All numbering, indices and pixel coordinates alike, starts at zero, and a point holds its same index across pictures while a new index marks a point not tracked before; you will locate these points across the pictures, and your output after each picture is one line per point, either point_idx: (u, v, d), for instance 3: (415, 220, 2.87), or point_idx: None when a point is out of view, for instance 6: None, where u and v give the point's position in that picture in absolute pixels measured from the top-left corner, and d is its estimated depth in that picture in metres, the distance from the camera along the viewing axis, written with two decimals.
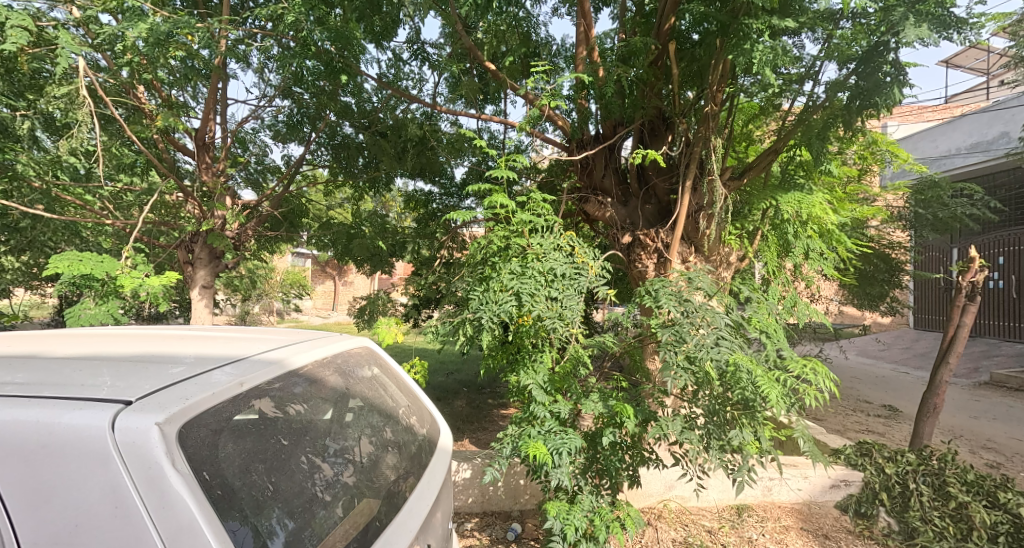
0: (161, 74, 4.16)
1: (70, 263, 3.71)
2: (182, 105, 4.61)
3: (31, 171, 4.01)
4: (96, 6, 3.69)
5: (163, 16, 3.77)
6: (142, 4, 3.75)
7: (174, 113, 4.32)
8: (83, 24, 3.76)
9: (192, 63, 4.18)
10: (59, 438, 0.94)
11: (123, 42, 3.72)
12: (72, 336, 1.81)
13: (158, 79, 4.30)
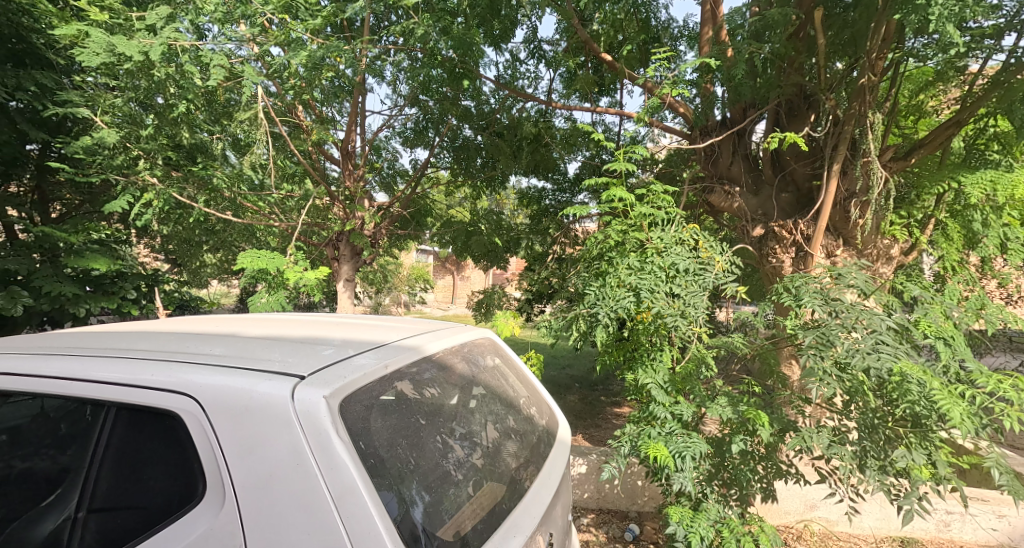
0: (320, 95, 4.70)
1: (252, 259, 4.40)
2: (332, 120, 5.23)
3: (224, 184, 4.85)
4: (268, 40, 4.31)
5: (318, 42, 4.29)
6: (303, 35, 4.28)
7: (326, 128, 4.92)
8: (260, 58, 4.41)
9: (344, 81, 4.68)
10: (250, 403, 1.14)
11: (287, 68, 4.31)
12: (251, 320, 2.16)
13: (313, 99, 4.91)
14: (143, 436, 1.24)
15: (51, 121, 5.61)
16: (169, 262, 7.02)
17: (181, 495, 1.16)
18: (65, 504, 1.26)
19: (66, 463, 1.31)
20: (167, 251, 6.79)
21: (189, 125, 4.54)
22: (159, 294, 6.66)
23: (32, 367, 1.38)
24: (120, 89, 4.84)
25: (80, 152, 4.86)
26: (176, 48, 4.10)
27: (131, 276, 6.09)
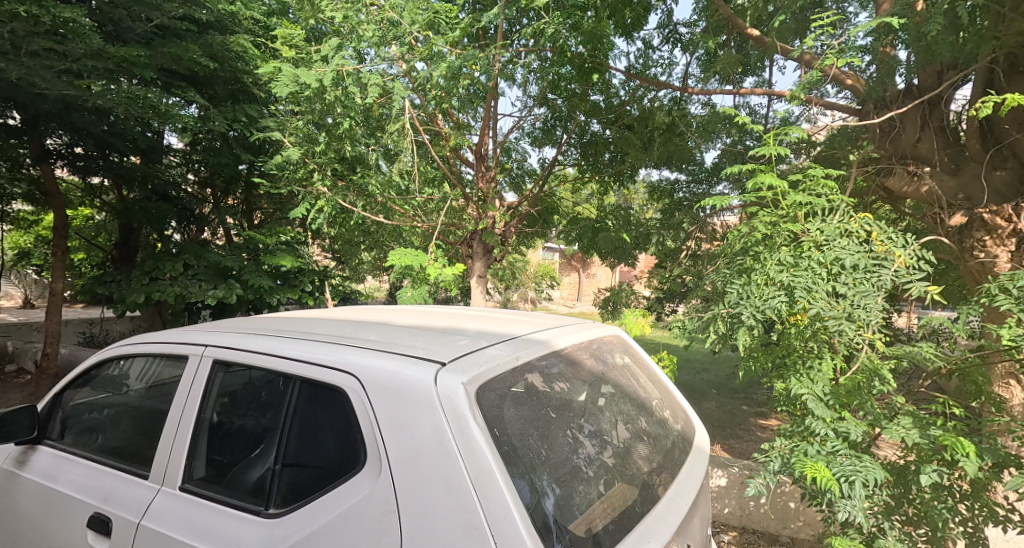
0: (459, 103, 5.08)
1: (400, 256, 4.83)
2: (467, 125, 5.55)
3: (378, 191, 5.36)
4: (414, 55, 4.68)
5: (457, 54, 4.53)
6: (442, 48, 4.55)
7: (462, 133, 5.25)
8: (408, 73, 4.79)
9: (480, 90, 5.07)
10: (400, 384, 1.23)
11: (430, 81, 4.65)
12: (398, 312, 2.36)
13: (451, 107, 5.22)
14: (318, 408, 1.41)
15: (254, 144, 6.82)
16: (335, 260, 8.03)
17: (345, 462, 1.29)
18: (263, 459, 1.49)
19: (265, 425, 1.55)
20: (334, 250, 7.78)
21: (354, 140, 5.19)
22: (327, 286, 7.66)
23: (242, 344, 1.66)
24: (303, 113, 5.68)
25: (274, 168, 5.81)
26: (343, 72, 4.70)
27: (309, 272, 7.16)
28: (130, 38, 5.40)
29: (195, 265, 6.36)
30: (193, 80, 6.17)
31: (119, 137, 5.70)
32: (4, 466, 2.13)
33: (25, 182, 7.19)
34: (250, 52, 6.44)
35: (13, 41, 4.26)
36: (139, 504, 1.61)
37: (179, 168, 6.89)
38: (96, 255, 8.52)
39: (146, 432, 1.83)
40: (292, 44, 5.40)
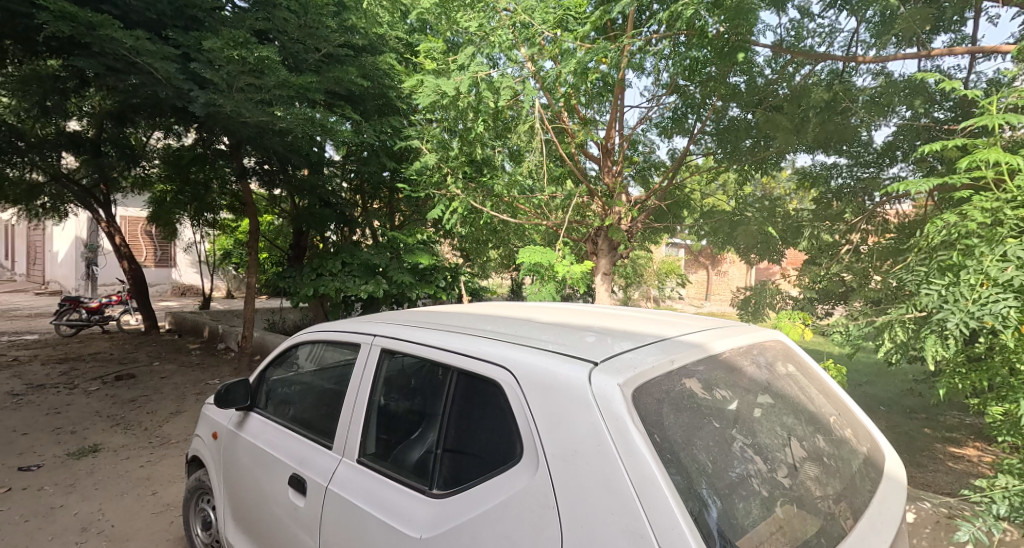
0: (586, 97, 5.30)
1: (530, 253, 4.97)
2: (594, 120, 5.50)
3: (503, 191, 5.63)
4: (544, 54, 4.73)
5: (586, 48, 4.48)
6: (572, 43, 4.56)
7: (588, 129, 5.20)
8: (536, 74, 4.87)
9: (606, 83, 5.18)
10: (555, 381, 1.25)
11: (558, 79, 4.73)
12: (542, 310, 2.42)
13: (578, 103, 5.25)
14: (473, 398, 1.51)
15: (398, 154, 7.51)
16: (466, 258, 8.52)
17: (501, 452, 1.35)
18: (428, 441, 1.61)
19: (427, 410, 1.69)
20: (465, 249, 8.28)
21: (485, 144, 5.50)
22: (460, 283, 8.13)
23: (405, 335, 1.84)
24: (439, 121, 6.08)
25: (414, 174, 6.33)
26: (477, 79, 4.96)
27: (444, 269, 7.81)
28: (305, 68, 6.22)
29: (351, 263, 7.35)
30: (351, 99, 6.96)
31: (294, 153, 6.63)
32: (228, 427, 2.61)
33: (232, 195, 8.87)
34: (395, 70, 7.07)
35: (227, 80, 5.20)
36: (326, 470, 1.86)
37: (338, 179, 7.82)
38: (277, 255, 10.06)
39: (330, 407, 2.11)
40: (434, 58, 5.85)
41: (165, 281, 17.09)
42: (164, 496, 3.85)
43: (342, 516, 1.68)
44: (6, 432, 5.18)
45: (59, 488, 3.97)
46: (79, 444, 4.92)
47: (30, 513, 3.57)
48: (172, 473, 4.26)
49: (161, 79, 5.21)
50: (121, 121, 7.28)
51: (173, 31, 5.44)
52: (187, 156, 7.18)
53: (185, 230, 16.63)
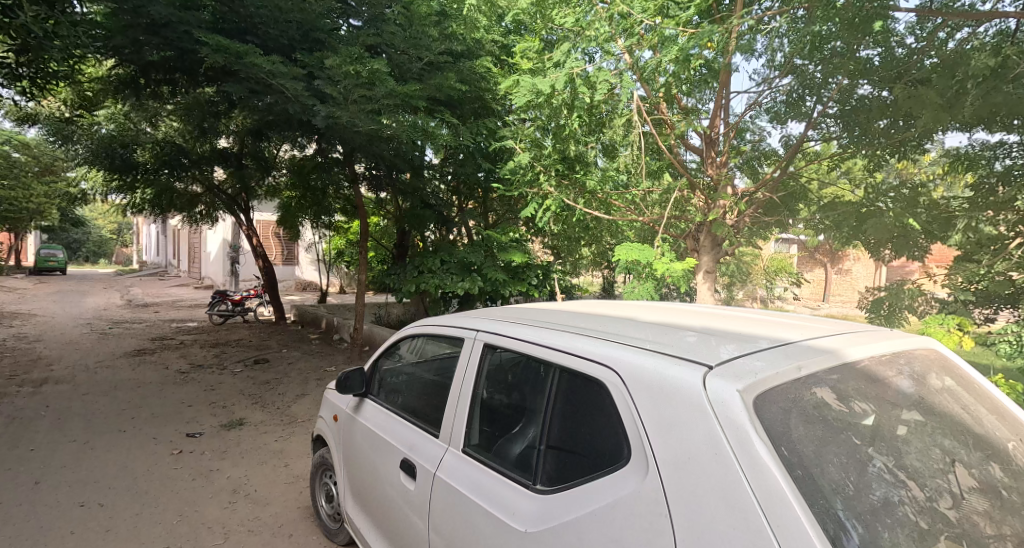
0: (688, 86, 4.99)
1: (629, 251, 4.85)
2: (696, 109, 5.28)
3: (596, 186, 5.56)
4: (643, 43, 4.56)
5: (689, 34, 4.26)
6: (673, 30, 4.36)
7: (689, 119, 4.95)
8: (635, 66, 4.72)
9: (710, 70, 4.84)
10: (665, 384, 1.20)
11: (657, 69, 4.54)
12: (647, 309, 2.33)
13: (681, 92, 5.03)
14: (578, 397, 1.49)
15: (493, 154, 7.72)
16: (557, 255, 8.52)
17: (607, 454, 1.33)
18: (531, 437, 1.63)
19: (529, 407, 1.71)
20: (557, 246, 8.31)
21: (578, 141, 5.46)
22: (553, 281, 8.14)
23: (508, 331, 1.88)
24: (532, 120, 6.12)
25: (508, 174, 6.42)
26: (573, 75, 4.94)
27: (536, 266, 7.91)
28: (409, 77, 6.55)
29: (450, 261, 7.64)
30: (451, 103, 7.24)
31: (399, 158, 7.02)
32: (347, 410, 2.85)
33: (344, 199, 9.65)
34: (492, 72, 7.25)
35: (344, 93, 5.65)
36: (434, 457, 1.95)
37: (437, 181, 8.17)
38: (384, 254, 10.78)
39: (437, 398, 2.22)
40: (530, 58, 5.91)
41: (290, 277, 19.08)
42: (294, 468, 4.30)
43: (451, 503, 1.75)
44: (174, 404, 6.11)
45: (214, 454, 4.61)
46: (228, 417, 5.67)
47: (193, 473, 4.18)
48: (299, 449, 4.75)
49: (290, 96, 5.78)
50: (258, 136, 8.23)
51: (300, 52, 6.02)
52: (308, 165, 7.90)
53: (306, 231, 18.44)
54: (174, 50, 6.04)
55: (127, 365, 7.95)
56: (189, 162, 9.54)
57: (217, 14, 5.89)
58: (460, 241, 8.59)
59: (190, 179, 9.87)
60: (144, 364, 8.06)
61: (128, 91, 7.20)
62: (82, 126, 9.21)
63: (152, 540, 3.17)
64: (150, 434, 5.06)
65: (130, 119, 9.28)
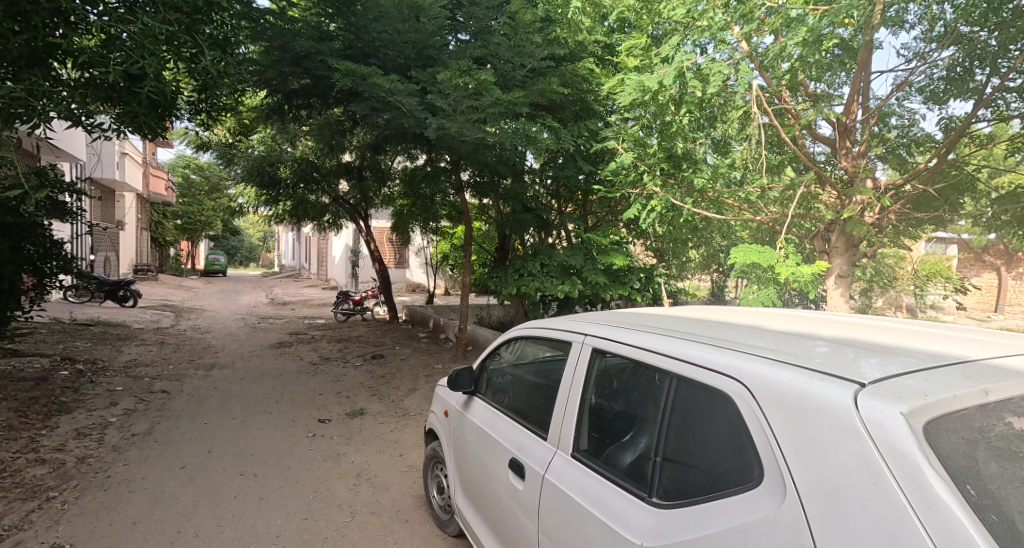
0: (817, 71, 4.51)
1: (748, 254, 4.49)
2: (827, 95, 4.77)
3: (707, 185, 5.19)
4: (764, 29, 4.22)
5: (820, 13, 3.86)
6: (800, 10, 3.98)
7: (818, 107, 4.46)
8: (753, 55, 4.41)
9: (844, 49, 4.32)
10: (805, 401, 1.08)
11: (780, 54, 4.18)
12: (770, 315, 2.14)
13: (811, 76, 4.58)
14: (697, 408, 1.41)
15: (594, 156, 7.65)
16: (660, 257, 8.18)
17: (733, 473, 1.23)
18: (645, 446, 1.56)
19: (642, 415, 1.65)
20: (661, 248, 7.99)
21: (687, 138, 5.20)
22: (659, 284, 7.81)
23: (618, 335, 1.83)
24: (635, 119, 5.95)
25: (609, 175, 6.18)
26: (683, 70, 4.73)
27: (637, 269, 7.69)
28: (512, 84, 6.66)
29: (550, 264, 7.57)
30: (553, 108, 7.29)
31: (502, 164, 7.18)
32: (456, 407, 2.96)
33: (450, 206, 10.12)
34: (595, 73, 7.18)
35: (453, 105, 5.91)
36: (543, 460, 1.95)
37: (537, 186, 8.25)
38: (487, 257, 11.12)
39: (544, 400, 2.22)
40: (635, 55, 5.72)
41: (403, 279, 20.43)
42: (408, 458, 4.59)
43: (561, 507, 1.74)
44: (309, 392, 6.83)
45: (341, 439, 5.07)
46: (351, 407, 6.21)
47: (325, 455, 4.63)
48: (413, 440, 5.06)
49: (406, 111, 6.20)
50: (376, 150, 8.93)
51: (415, 70, 6.42)
52: (419, 175, 8.39)
53: (416, 236, 19.63)
54: (311, 78, 6.80)
55: (271, 356, 9.04)
56: (320, 176, 10.64)
57: (346, 42, 6.53)
58: (560, 244, 8.60)
59: (321, 191, 11.00)
60: (284, 355, 9.12)
61: (274, 117, 8.22)
62: (239, 149, 10.70)
63: (293, 511, 3.56)
64: (290, 417, 5.70)
65: (275, 141, 10.58)
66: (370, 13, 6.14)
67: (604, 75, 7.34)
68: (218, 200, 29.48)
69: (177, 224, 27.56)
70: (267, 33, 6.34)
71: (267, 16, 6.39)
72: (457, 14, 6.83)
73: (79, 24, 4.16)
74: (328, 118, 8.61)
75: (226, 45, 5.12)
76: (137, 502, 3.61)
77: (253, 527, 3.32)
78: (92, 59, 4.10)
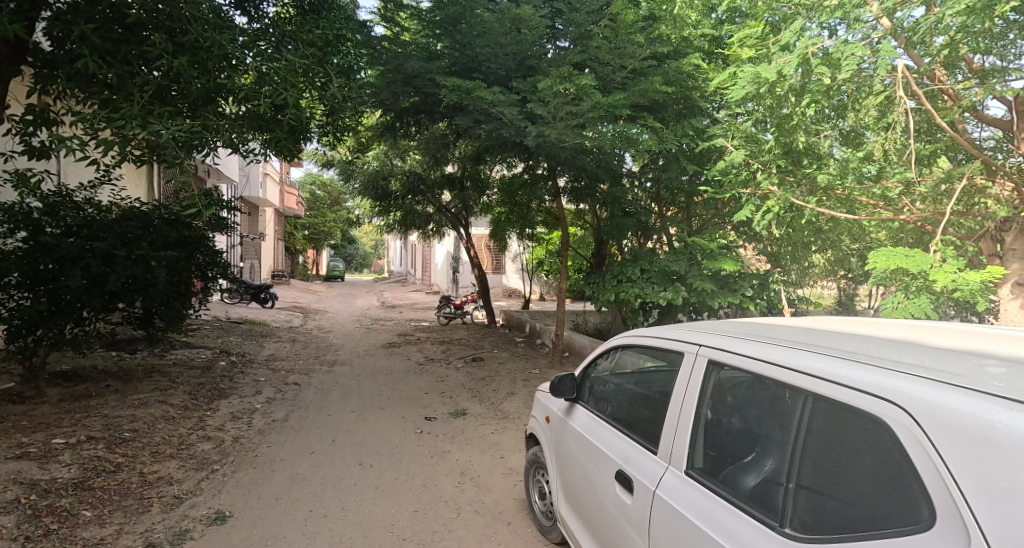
0: (984, 42, 3.85)
1: (891, 258, 3.95)
2: (998, 70, 4.06)
3: (835, 181, 4.65)
4: (912, 0, 3.71)
5: None
6: None
7: (982, 86, 3.82)
8: (898, 31, 3.92)
9: (1023, 13, 3.67)
10: (992, 435, 0.90)
11: (933, 28, 3.65)
12: (920, 327, 1.86)
13: (975, 49, 3.93)
14: (840, 432, 1.26)
15: (700, 156, 7.22)
16: (776, 262, 7.49)
17: (888, 509, 1.08)
18: (775, 471, 1.43)
19: (769, 436, 1.51)
20: (777, 252, 7.31)
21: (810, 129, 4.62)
22: (775, 292, 7.16)
23: (737, 347, 1.70)
24: (747, 114, 5.52)
25: (717, 175, 5.79)
26: (809, 56, 4.32)
27: (748, 275, 7.12)
28: (612, 87, 6.53)
29: (651, 270, 7.27)
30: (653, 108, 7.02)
31: (602, 168, 7.07)
32: (558, 413, 2.94)
33: (546, 212, 10.16)
34: (701, 69, 6.80)
35: (553, 112, 5.93)
36: (652, 474, 1.86)
37: (636, 189, 7.97)
38: (585, 263, 10.99)
39: (653, 412, 2.13)
40: (749, 46, 5.32)
41: (501, 284, 20.88)
42: (509, 461, 4.65)
43: (673, 527, 1.64)
44: (416, 390, 7.21)
45: (446, 438, 5.29)
46: (455, 407, 6.45)
47: (431, 452, 4.86)
48: (515, 443, 5.13)
49: (506, 121, 6.34)
50: (476, 160, 9.26)
51: (515, 80, 6.56)
52: (517, 182, 8.54)
53: (514, 243, 19.97)
54: (419, 95, 7.23)
55: (383, 355, 9.70)
56: (426, 187, 11.27)
57: (452, 60, 6.83)
58: (661, 249, 8.23)
59: (427, 202, 11.63)
60: (394, 355, 9.74)
61: (388, 133, 8.87)
62: (357, 166, 11.66)
63: (405, 502, 3.77)
64: (401, 414, 6.07)
65: (386, 156, 11.40)
66: (475, 29, 6.36)
67: (710, 70, 6.90)
68: (338, 212, 32.45)
69: (306, 235, 30.77)
70: (383, 58, 6.99)
71: (381, 42, 6.95)
72: (557, 21, 6.85)
73: (238, 66, 4.78)
74: (434, 133, 9.09)
75: (349, 73, 5.64)
76: (278, 480, 4.06)
77: (373, 513, 3.57)
78: (248, 93, 4.71)
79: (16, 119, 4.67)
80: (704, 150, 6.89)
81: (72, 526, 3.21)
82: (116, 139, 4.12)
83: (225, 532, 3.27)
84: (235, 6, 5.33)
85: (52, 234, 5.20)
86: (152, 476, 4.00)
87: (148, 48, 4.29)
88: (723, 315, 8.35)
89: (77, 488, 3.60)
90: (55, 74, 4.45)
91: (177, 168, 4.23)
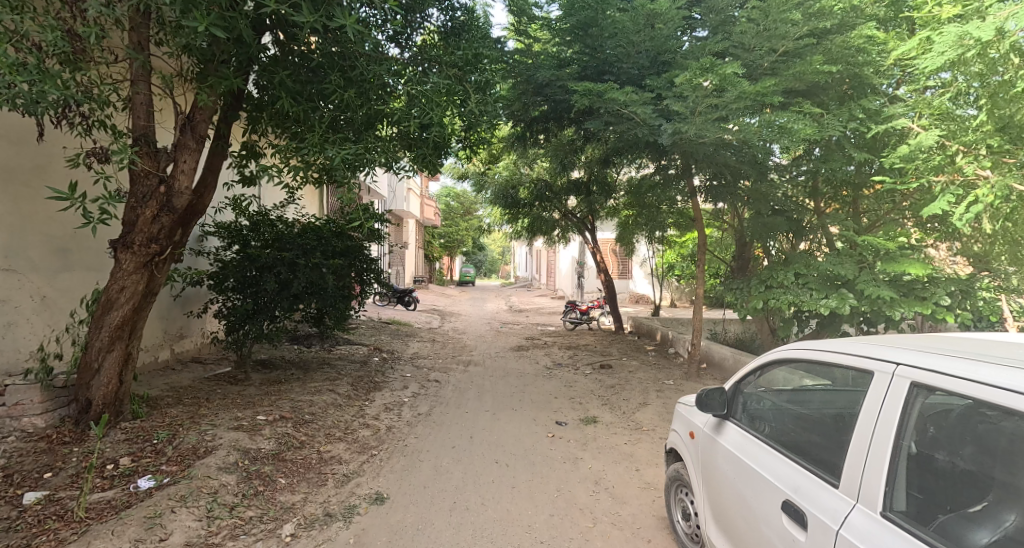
0: None
1: None
2: None
3: None
4: None
5: None
6: None
7: None
8: None
9: None
10: None
11: None
12: None
13: None
14: None
15: (872, 141, 6.26)
16: (981, 265, 6.19)
17: None
18: None
19: (1016, 482, 1.32)
20: (982, 252, 6.00)
21: None
22: (982, 300, 5.89)
23: (953, 367, 1.41)
24: (941, 85, 4.66)
25: (899, 161, 4.93)
26: None
27: (942, 281, 5.95)
28: (760, 73, 6.00)
29: (807, 274, 6.46)
30: (810, 91, 6.27)
31: (748, 163, 6.52)
32: (704, 429, 2.74)
33: (679, 213, 9.56)
34: (875, 40, 5.88)
35: (690, 107, 5.56)
36: (834, 511, 1.61)
37: (786, 184, 7.15)
38: (723, 267, 10.22)
39: (829, 439, 1.88)
40: (940, 9, 4.53)
41: (630, 290, 20.30)
42: (645, 474, 4.46)
43: None
44: (547, 394, 7.29)
45: (579, 444, 5.26)
46: (585, 413, 6.40)
47: (564, 457, 4.86)
48: (654, 456, 4.91)
49: (638, 121, 6.15)
50: (605, 163, 9.14)
51: (649, 78, 6.35)
52: (646, 184, 8.24)
53: (645, 248, 19.32)
54: (549, 103, 7.37)
55: (514, 357, 10.01)
56: (554, 194, 11.39)
57: (581, 65, 6.80)
58: (819, 250, 7.26)
59: (556, 208, 11.75)
60: (525, 358, 9.96)
61: (518, 143, 9.15)
62: (489, 176, 12.15)
63: (542, 506, 3.81)
64: (532, 416, 6.19)
65: (516, 165, 11.77)
66: (606, 31, 6.24)
67: (887, 40, 5.95)
68: (470, 220, 34.50)
69: (442, 242, 32.77)
70: (512, 71, 7.24)
71: (513, 55, 7.20)
72: (694, 11, 6.51)
73: (391, 93, 5.25)
74: (562, 140, 9.17)
75: (485, 89, 5.95)
76: (425, 470, 4.39)
77: (512, 512, 3.67)
78: (400, 116, 5.08)
79: (235, 153, 5.78)
80: (879, 135, 6.03)
81: (272, 489, 3.83)
82: (301, 164, 4.82)
83: (385, 511, 3.62)
84: (389, 37, 5.78)
85: (257, 245, 6.32)
86: (326, 455, 4.60)
87: (325, 85, 4.97)
88: (905, 328, 7.09)
89: (274, 459, 4.27)
90: (260, 114, 5.49)
91: (344, 186, 4.81)
